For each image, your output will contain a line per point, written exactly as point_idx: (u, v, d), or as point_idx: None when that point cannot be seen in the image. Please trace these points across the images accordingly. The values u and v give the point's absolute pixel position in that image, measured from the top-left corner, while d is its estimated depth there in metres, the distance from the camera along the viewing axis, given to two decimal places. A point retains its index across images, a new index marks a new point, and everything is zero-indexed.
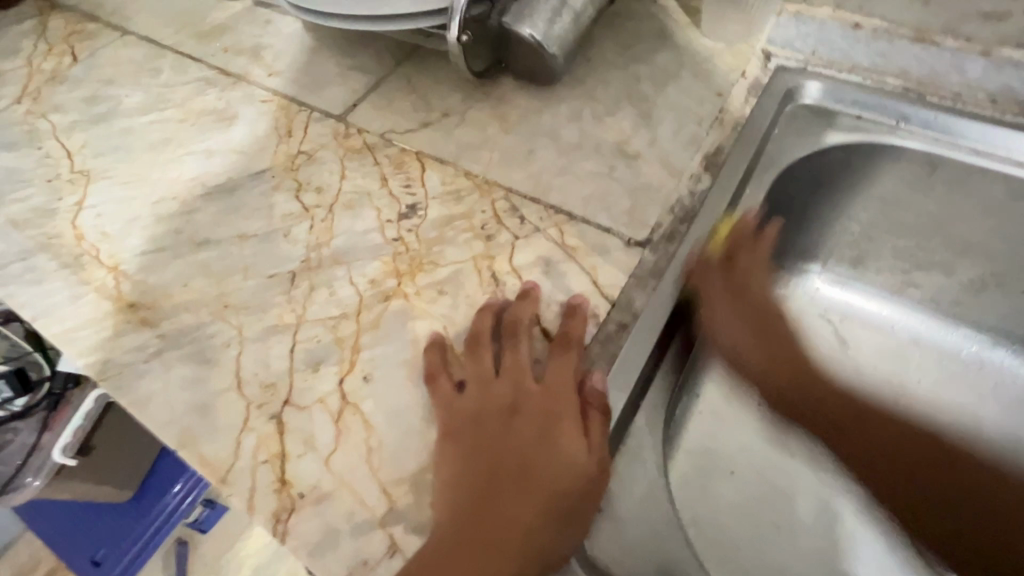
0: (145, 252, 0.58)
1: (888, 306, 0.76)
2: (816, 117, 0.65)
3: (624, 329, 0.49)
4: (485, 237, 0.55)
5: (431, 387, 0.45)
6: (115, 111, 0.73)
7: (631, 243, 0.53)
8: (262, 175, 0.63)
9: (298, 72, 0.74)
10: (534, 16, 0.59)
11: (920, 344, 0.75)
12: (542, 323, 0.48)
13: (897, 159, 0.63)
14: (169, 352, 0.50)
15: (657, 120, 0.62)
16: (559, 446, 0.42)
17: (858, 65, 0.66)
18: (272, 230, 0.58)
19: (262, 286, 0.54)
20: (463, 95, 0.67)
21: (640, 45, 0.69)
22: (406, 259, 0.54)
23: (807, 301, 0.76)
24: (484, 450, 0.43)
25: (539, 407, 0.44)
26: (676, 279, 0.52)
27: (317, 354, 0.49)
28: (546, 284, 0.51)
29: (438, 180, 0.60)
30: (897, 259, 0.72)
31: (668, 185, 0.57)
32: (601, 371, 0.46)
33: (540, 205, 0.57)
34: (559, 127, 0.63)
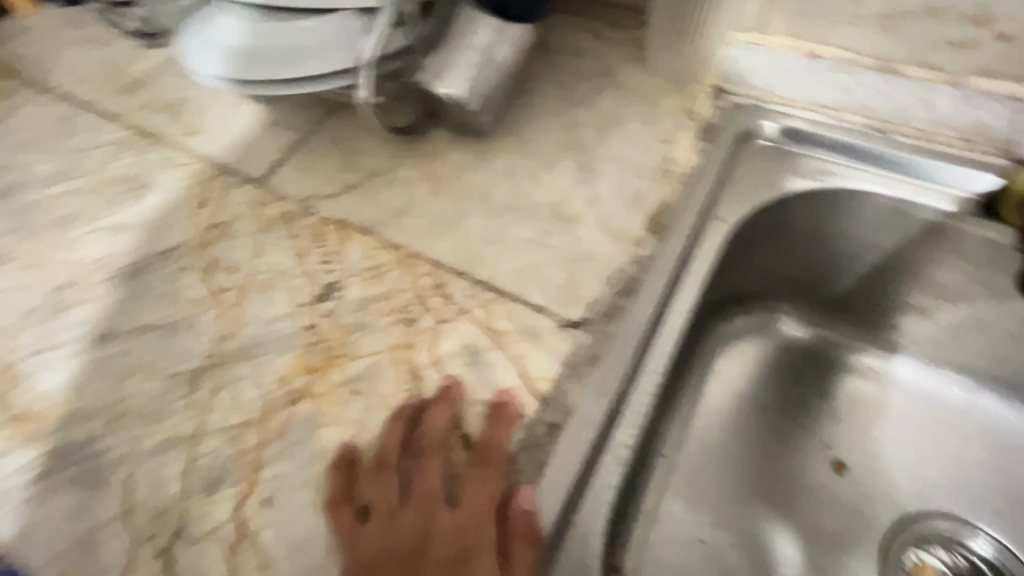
0: (40, 350, 0.53)
1: (865, 348, 0.68)
2: (776, 159, 0.60)
3: (555, 430, 0.44)
4: (406, 321, 0.50)
5: (333, 517, 0.41)
6: (22, 180, 0.67)
7: (565, 324, 0.48)
8: (172, 254, 0.58)
9: (219, 128, 0.67)
10: (454, 74, 0.54)
11: (903, 390, 0.67)
12: (461, 429, 0.44)
13: (868, 206, 0.59)
14: (56, 475, 0.46)
15: (598, 174, 0.57)
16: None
17: (819, 102, 0.61)
18: (176, 319, 0.53)
19: (161, 390, 0.49)
20: (392, 150, 0.61)
21: (584, 85, 0.64)
22: (319, 351, 0.49)
23: (775, 346, 0.69)
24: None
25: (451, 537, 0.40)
26: (614, 367, 0.46)
27: (215, 472, 0.44)
28: (471, 378, 0.46)
29: (359, 253, 0.55)
30: (873, 302, 0.65)
31: (608, 253, 0.52)
32: (530, 484, 0.42)
33: (468, 280, 0.52)
34: (492, 186, 0.58)
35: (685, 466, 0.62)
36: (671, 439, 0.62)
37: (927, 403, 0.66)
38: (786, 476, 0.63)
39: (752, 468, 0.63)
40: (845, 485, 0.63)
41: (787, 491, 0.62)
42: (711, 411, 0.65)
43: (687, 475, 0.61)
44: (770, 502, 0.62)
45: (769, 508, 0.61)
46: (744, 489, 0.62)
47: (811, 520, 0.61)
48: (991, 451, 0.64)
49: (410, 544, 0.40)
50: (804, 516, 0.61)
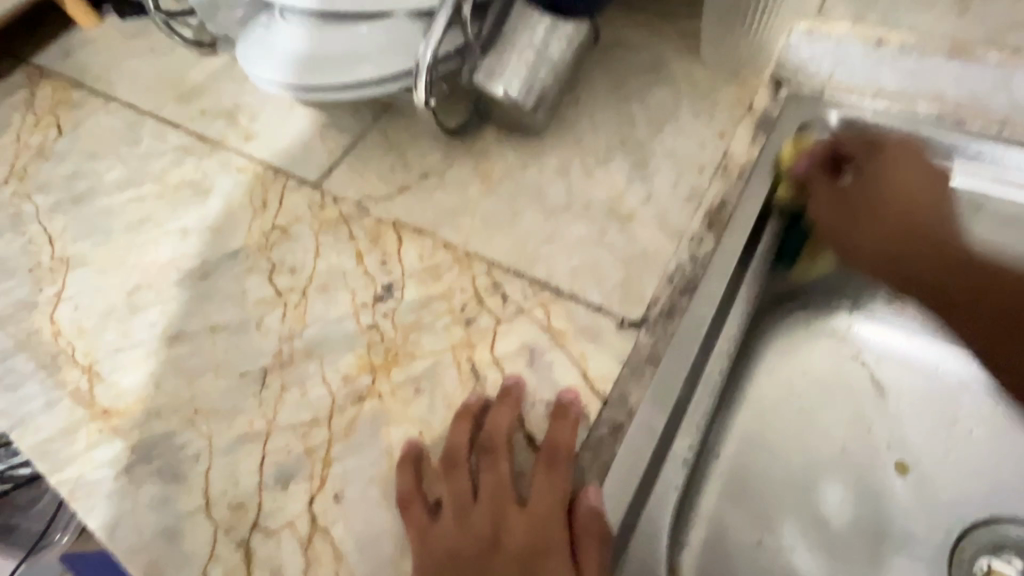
0: (119, 349, 0.56)
1: (934, 345, 0.65)
2: None
3: (617, 431, 0.44)
4: (465, 321, 0.50)
5: (405, 511, 0.42)
6: (96, 187, 0.71)
7: (624, 323, 0.48)
8: (236, 256, 0.60)
9: (276, 132, 0.69)
10: (507, 73, 0.54)
11: (975, 389, 0.64)
12: (525, 428, 0.44)
13: None
14: (140, 468, 0.49)
15: (652, 170, 0.56)
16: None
17: (884, 89, 0.58)
18: (244, 319, 0.55)
19: (232, 388, 0.51)
20: (444, 150, 0.62)
21: (636, 80, 0.63)
22: (381, 350, 0.50)
23: (834, 341, 0.67)
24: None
25: (524, 537, 0.40)
26: (676, 367, 0.46)
27: (287, 467, 0.46)
28: (531, 378, 0.46)
29: (415, 254, 0.56)
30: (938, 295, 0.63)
31: (666, 251, 0.52)
32: (596, 484, 0.42)
33: (524, 280, 0.52)
34: (545, 185, 0.57)
35: (742, 463, 0.61)
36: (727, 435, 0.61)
37: (1001, 404, 0.63)
38: (846, 478, 0.61)
39: (810, 469, 0.61)
40: (909, 488, 0.61)
41: (847, 493, 0.61)
42: (766, 410, 0.63)
43: (743, 474, 0.60)
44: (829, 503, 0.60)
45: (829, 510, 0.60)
46: (800, 489, 0.61)
47: (872, 522, 0.60)
48: None
49: (483, 542, 0.40)
50: (864, 518, 0.60)
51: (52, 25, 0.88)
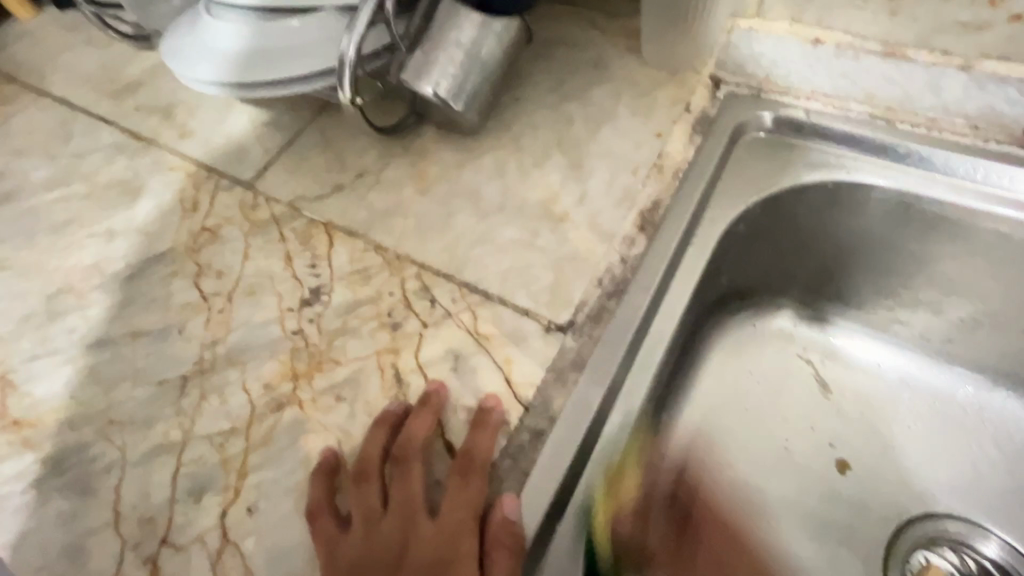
0: (35, 357, 0.54)
1: (873, 345, 0.66)
2: (773, 151, 0.58)
3: (538, 438, 0.43)
4: (391, 326, 0.49)
5: (314, 525, 0.41)
6: (21, 186, 0.68)
7: (551, 327, 0.47)
8: (162, 259, 0.58)
9: (211, 130, 0.67)
10: (436, 71, 0.52)
11: (912, 388, 0.65)
12: (444, 436, 0.43)
13: (870, 200, 0.56)
14: (49, 481, 0.47)
15: (588, 171, 0.56)
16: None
17: (819, 90, 0.58)
18: (166, 325, 0.53)
19: (149, 397, 0.49)
20: (380, 149, 0.60)
21: (577, 78, 0.62)
22: (305, 356, 0.49)
23: (778, 342, 0.67)
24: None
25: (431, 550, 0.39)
26: (601, 372, 0.45)
27: (201, 479, 0.45)
28: (454, 384, 0.45)
29: (345, 257, 0.54)
30: (879, 296, 0.63)
31: (597, 253, 0.51)
32: (513, 492, 0.41)
33: (453, 283, 0.51)
34: (480, 185, 0.56)
35: (683, 464, 0.61)
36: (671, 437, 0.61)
37: (937, 402, 0.64)
38: (786, 477, 0.62)
39: (751, 470, 0.62)
40: (849, 486, 0.61)
41: (787, 493, 0.61)
42: (711, 412, 0.63)
43: (685, 476, 0.61)
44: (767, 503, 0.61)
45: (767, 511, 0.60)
46: (740, 490, 0.61)
47: (812, 521, 0.60)
48: (1004, 452, 0.61)
49: (387, 556, 0.39)
50: (804, 516, 0.60)
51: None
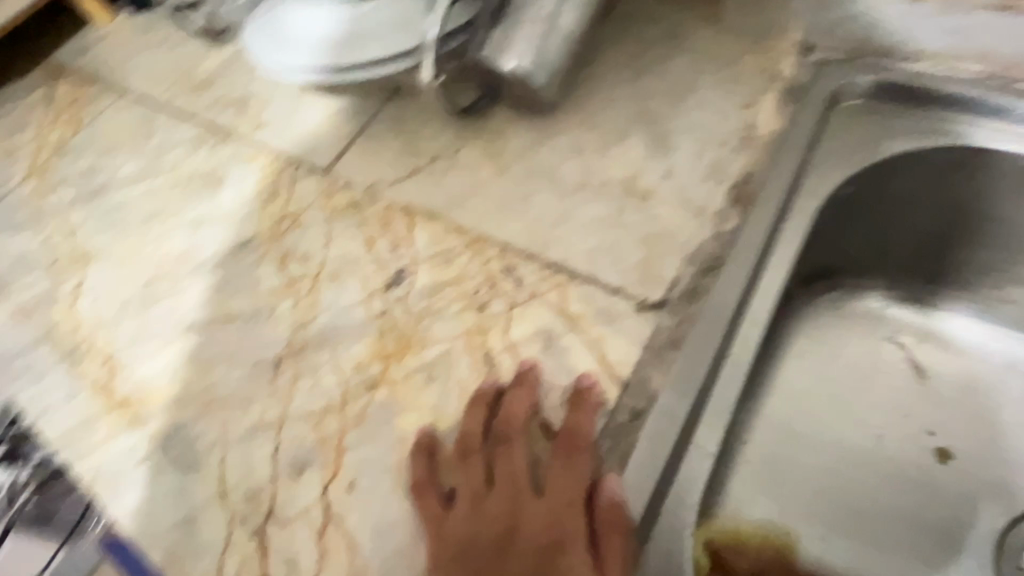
0: (136, 340, 0.56)
1: (976, 326, 0.61)
2: (874, 117, 0.54)
3: (638, 417, 0.42)
4: (477, 306, 0.49)
5: (417, 500, 0.41)
6: (112, 181, 0.71)
7: (644, 305, 0.46)
8: (248, 245, 0.59)
9: (286, 120, 0.68)
10: (518, 47, 0.52)
11: (1020, 371, 0.60)
12: (542, 415, 0.43)
13: (983, 167, 0.53)
14: (158, 458, 0.49)
15: (672, 146, 0.54)
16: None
17: (921, 50, 0.54)
18: (257, 308, 0.55)
19: (246, 377, 0.51)
20: (454, 132, 0.60)
21: (654, 50, 0.60)
22: (393, 337, 0.49)
23: (868, 323, 0.63)
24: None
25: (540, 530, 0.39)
26: (700, 351, 0.43)
27: (301, 456, 0.45)
28: (546, 362, 0.45)
29: (426, 239, 0.54)
30: (984, 272, 0.59)
31: (687, 229, 0.49)
32: (617, 472, 0.40)
33: (538, 263, 0.50)
34: (559, 164, 0.55)
35: (772, 451, 0.58)
36: (758, 421, 0.58)
37: None
38: (886, 465, 0.58)
39: (848, 458, 0.58)
40: (955, 476, 0.58)
41: (887, 482, 0.57)
42: (800, 397, 0.60)
43: (775, 463, 0.57)
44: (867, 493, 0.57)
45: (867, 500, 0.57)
46: (838, 479, 0.57)
47: (917, 510, 0.56)
48: None
49: (495, 534, 0.39)
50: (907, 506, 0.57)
51: (60, 18, 0.87)
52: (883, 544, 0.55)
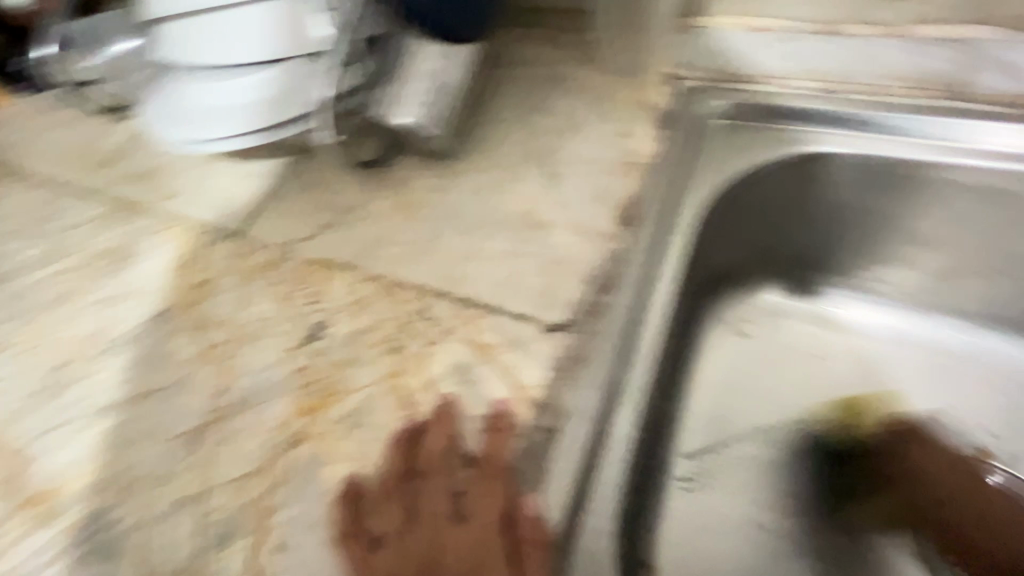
0: (46, 431, 0.54)
1: (864, 309, 0.69)
2: (737, 134, 0.60)
3: (551, 435, 0.44)
4: (394, 348, 0.50)
5: (343, 548, 0.42)
6: (11, 268, 0.68)
7: (549, 328, 0.49)
8: (163, 317, 0.59)
9: (196, 189, 0.69)
10: (411, 102, 0.55)
11: (903, 343, 0.68)
12: (461, 445, 0.44)
13: (835, 168, 0.59)
14: (77, 551, 0.47)
15: (563, 177, 0.58)
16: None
17: (768, 73, 0.62)
18: (175, 380, 0.54)
19: (166, 452, 0.50)
20: (363, 184, 0.63)
21: (542, 93, 0.65)
22: (314, 391, 0.50)
23: (774, 319, 0.70)
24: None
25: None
26: (601, 364, 0.48)
27: (230, 524, 0.46)
28: (463, 395, 0.47)
29: (342, 290, 0.56)
30: (857, 255, 0.66)
31: (582, 252, 0.53)
32: (535, 489, 0.42)
33: (450, 300, 0.52)
34: (463, 205, 0.59)
35: (702, 451, 0.64)
36: (685, 426, 0.65)
37: (928, 353, 0.68)
38: (806, 451, 0.65)
39: (770, 449, 0.65)
40: (862, 445, 0.65)
41: (810, 463, 0.64)
42: (723, 400, 0.66)
43: (710, 462, 0.63)
44: (881, 479, 0.63)
45: (869, 487, 0.63)
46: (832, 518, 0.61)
47: (855, 484, 0.63)
48: (997, 390, 0.65)
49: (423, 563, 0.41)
50: (871, 479, 0.63)
51: None
52: (809, 519, 0.62)
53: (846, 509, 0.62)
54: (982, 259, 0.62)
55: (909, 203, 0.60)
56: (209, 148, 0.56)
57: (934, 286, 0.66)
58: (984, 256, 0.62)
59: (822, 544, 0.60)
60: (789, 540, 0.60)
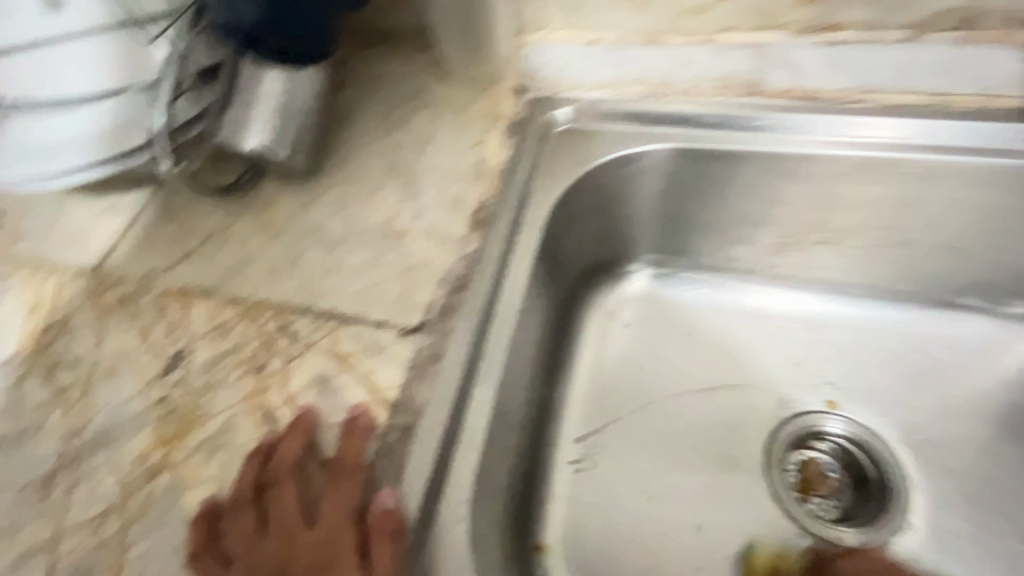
0: None
1: (716, 288, 0.77)
2: (578, 138, 0.66)
3: (407, 431, 0.46)
4: (256, 369, 0.51)
5: (195, 566, 0.42)
6: None
7: (405, 332, 0.51)
8: (10, 365, 0.56)
9: (47, 228, 0.66)
10: (252, 129, 0.57)
11: (752, 313, 0.77)
12: (319, 452, 0.46)
13: (665, 163, 0.66)
14: None
15: (420, 189, 0.61)
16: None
17: (601, 81, 0.67)
18: (23, 428, 0.51)
19: (13, 505, 0.47)
20: (226, 210, 0.63)
21: (400, 109, 0.68)
22: (173, 420, 0.49)
23: (639, 305, 0.78)
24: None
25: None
26: (455, 359, 0.50)
27: (80, 567, 0.44)
28: (322, 405, 0.48)
29: (203, 316, 0.56)
30: (705, 238, 0.73)
31: (437, 257, 0.56)
32: (391, 484, 0.44)
33: (311, 315, 0.53)
34: (325, 222, 0.60)
35: (581, 430, 0.72)
36: (567, 409, 0.73)
37: (774, 320, 0.76)
38: (672, 420, 0.72)
39: (642, 421, 0.72)
40: (722, 409, 0.72)
41: (676, 429, 0.71)
42: (598, 383, 0.74)
43: (589, 439, 0.71)
44: (738, 436, 0.71)
45: (729, 445, 0.70)
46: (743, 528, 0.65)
47: (717, 445, 0.70)
48: (831, 346, 0.74)
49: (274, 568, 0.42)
50: (729, 438, 0.71)
51: None
52: (676, 480, 0.69)
53: (708, 467, 0.69)
54: (806, 231, 0.69)
55: (736, 189, 0.67)
56: (50, 184, 0.56)
57: (771, 261, 0.74)
58: (807, 229, 0.69)
59: (687, 500, 0.68)
60: (659, 500, 0.68)
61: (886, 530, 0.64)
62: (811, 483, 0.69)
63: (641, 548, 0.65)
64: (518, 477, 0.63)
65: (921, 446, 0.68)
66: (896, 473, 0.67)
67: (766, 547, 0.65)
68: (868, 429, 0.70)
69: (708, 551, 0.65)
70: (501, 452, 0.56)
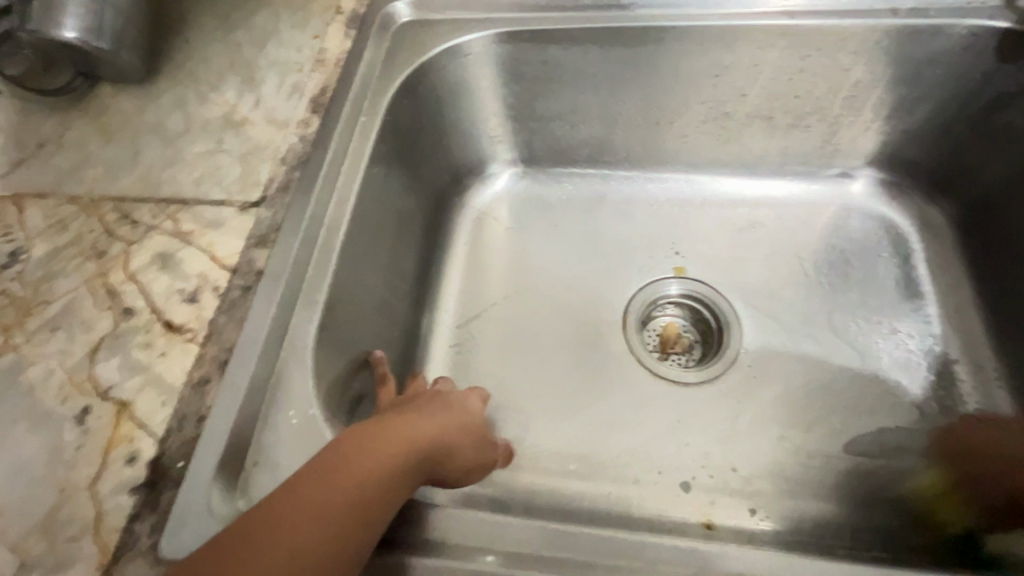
0: None
1: (573, 178, 0.83)
2: (418, 29, 0.68)
3: (249, 291, 0.50)
4: (97, 256, 0.52)
5: (38, 424, 0.44)
6: None
7: (246, 206, 0.53)
8: None
9: None
10: (65, 14, 0.54)
11: (607, 198, 0.83)
12: (164, 317, 0.48)
13: (508, 49, 0.70)
14: None
15: (260, 81, 0.62)
16: (452, 461, 0.50)
17: None
18: None
19: None
20: (56, 117, 0.60)
21: (238, 9, 0.67)
22: (12, 310, 0.49)
23: (505, 200, 0.83)
24: (375, 462, 0.42)
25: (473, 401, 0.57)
26: (296, 226, 0.53)
27: None
28: (164, 277, 0.50)
29: (39, 216, 0.55)
30: (559, 123, 0.78)
31: (277, 140, 0.58)
32: (232, 334, 0.47)
33: (152, 203, 0.54)
34: (165, 119, 0.60)
35: (456, 315, 0.76)
36: (444, 298, 0.77)
37: (627, 202, 0.83)
38: (540, 295, 0.78)
39: (511, 301, 0.77)
40: (585, 282, 0.79)
41: (542, 304, 0.77)
42: (470, 272, 0.79)
43: (464, 322, 0.76)
44: (598, 303, 0.78)
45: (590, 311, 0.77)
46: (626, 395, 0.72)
47: (580, 312, 0.77)
48: (678, 219, 0.82)
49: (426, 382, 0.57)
50: (590, 305, 0.77)
51: None
52: (545, 345, 0.75)
53: (573, 331, 0.76)
54: (644, 110, 0.76)
55: (575, 71, 0.72)
56: None
57: (620, 146, 0.80)
58: (646, 111, 0.76)
59: (553, 361, 0.74)
60: (530, 365, 0.73)
61: (722, 363, 0.73)
62: (668, 342, 0.77)
63: (513, 406, 0.71)
64: (390, 353, 0.67)
65: (754, 292, 0.77)
66: (729, 318, 0.76)
67: (624, 392, 0.72)
68: (710, 284, 0.78)
69: (575, 402, 0.71)
70: (360, 319, 0.59)
